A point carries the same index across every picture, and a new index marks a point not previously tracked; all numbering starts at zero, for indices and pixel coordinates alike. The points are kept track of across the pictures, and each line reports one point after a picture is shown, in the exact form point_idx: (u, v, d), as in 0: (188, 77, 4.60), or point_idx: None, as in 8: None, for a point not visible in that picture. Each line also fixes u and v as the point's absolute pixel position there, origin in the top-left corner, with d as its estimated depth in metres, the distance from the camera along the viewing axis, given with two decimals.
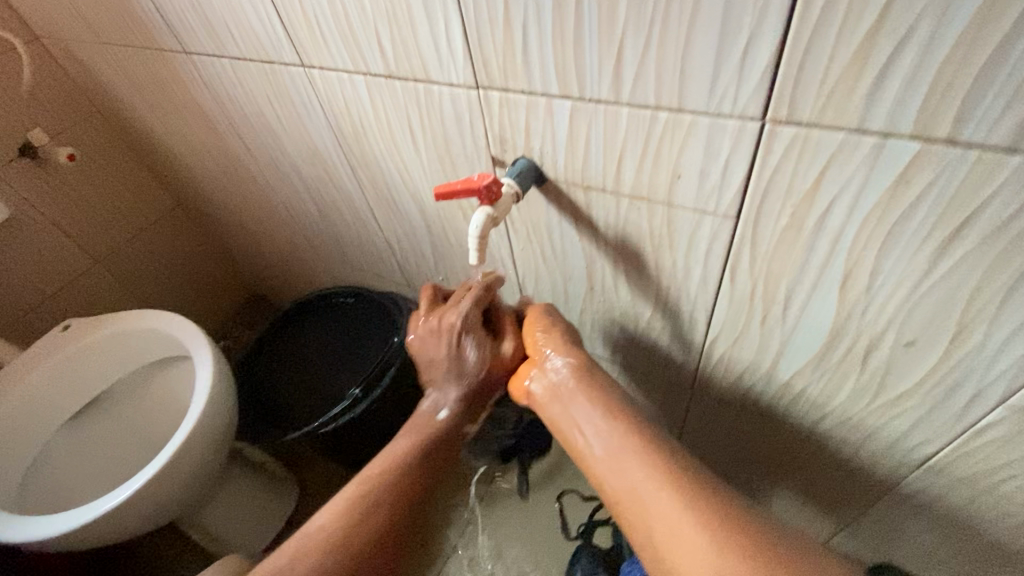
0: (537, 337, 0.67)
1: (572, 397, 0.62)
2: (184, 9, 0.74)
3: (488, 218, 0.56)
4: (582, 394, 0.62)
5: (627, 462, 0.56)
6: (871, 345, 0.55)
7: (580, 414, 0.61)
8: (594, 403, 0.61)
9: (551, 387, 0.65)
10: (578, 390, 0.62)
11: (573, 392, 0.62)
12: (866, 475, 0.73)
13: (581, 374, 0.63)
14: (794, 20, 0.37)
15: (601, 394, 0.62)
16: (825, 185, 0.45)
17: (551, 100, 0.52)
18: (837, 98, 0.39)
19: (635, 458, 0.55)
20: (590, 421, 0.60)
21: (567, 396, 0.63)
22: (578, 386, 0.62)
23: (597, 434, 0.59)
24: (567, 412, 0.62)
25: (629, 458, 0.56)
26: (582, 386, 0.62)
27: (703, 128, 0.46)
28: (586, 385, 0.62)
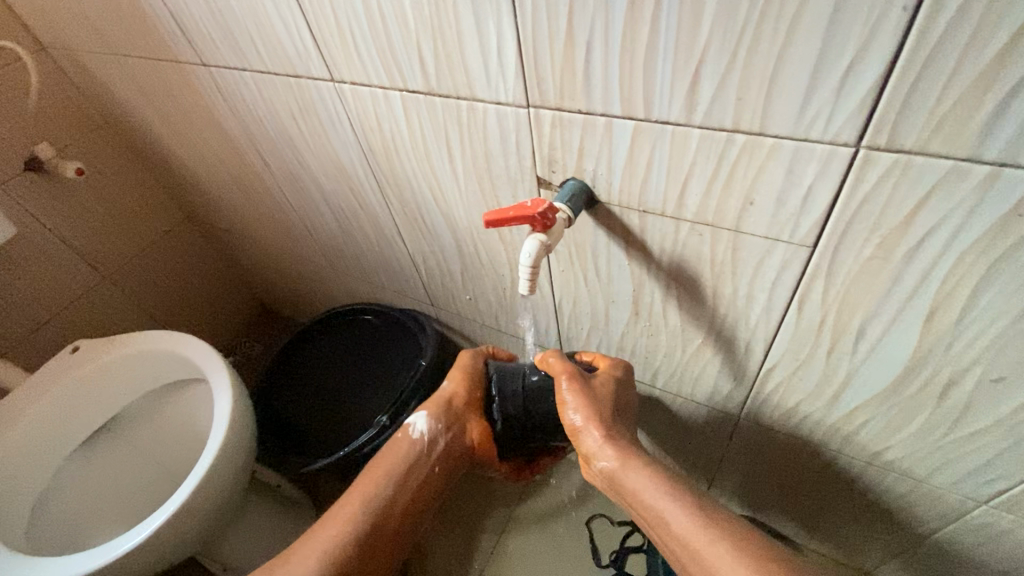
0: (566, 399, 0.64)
1: (621, 476, 0.59)
2: (205, 21, 0.70)
3: (541, 245, 0.52)
4: (633, 470, 0.59)
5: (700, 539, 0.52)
6: (952, 380, 0.52)
7: (643, 494, 0.57)
8: (645, 477, 0.58)
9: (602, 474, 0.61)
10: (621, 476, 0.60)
11: (619, 471, 0.59)
12: (926, 509, 0.69)
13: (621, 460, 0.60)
14: (909, 40, 0.34)
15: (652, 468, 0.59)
16: (923, 214, 0.41)
17: (612, 120, 0.49)
18: (948, 125, 0.36)
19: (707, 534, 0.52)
20: (648, 497, 0.57)
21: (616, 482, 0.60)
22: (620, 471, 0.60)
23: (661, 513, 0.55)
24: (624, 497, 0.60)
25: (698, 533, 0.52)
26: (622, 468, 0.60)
27: (786, 153, 0.43)
28: (631, 461, 0.59)
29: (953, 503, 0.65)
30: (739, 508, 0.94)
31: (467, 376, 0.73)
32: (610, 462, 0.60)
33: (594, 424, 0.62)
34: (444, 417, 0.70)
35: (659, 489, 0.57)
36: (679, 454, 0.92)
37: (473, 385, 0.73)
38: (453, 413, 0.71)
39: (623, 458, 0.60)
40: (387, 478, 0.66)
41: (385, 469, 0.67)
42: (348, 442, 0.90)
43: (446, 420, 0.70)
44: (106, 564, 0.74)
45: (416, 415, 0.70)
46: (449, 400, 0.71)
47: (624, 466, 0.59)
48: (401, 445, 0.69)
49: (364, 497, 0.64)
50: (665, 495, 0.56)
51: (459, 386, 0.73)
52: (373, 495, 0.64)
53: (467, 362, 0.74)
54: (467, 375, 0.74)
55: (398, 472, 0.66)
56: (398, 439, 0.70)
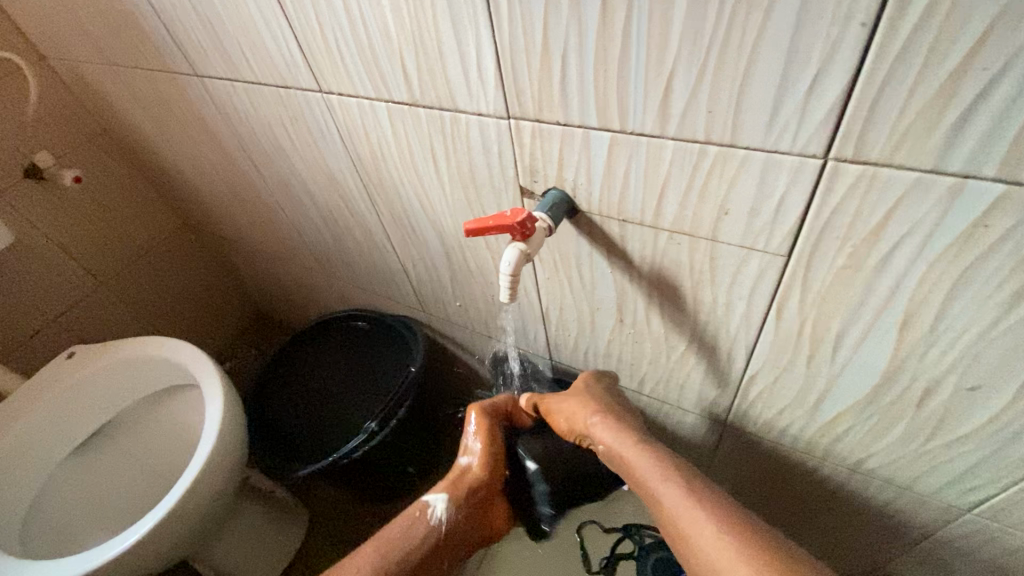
0: (552, 408, 0.72)
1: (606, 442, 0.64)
2: (197, 33, 0.71)
3: (521, 254, 0.53)
4: (616, 437, 0.63)
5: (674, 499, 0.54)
6: (929, 387, 0.52)
7: (625, 460, 0.61)
8: (624, 441, 0.62)
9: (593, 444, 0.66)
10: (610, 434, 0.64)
11: (602, 439, 0.64)
12: (911, 516, 0.69)
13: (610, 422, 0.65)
14: (869, 54, 0.35)
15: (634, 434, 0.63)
16: (892, 224, 0.42)
17: (589, 132, 0.49)
18: (911, 137, 0.37)
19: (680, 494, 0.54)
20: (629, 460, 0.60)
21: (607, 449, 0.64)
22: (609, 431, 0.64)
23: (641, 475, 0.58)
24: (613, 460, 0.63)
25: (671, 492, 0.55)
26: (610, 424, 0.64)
27: (758, 164, 0.43)
28: (612, 426, 0.64)
29: (937, 510, 0.65)
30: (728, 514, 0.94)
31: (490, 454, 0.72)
32: (596, 432, 0.65)
33: (578, 410, 0.68)
34: (466, 498, 0.69)
35: (638, 452, 0.60)
36: None
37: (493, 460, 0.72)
38: (474, 493, 0.70)
39: (605, 426, 0.64)
40: (406, 555, 0.63)
41: (402, 542, 0.64)
42: (339, 447, 0.91)
43: (467, 503, 0.69)
44: (96, 568, 0.74)
45: (436, 496, 0.68)
46: (471, 482, 0.71)
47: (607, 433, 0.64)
48: (419, 523, 0.66)
49: (379, 566, 0.61)
50: (644, 458, 0.59)
51: (481, 463, 0.72)
52: (393, 565, 0.62)
53: (490, 436, 0.73)
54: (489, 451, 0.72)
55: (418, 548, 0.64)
56: (413, 516, 0.67)
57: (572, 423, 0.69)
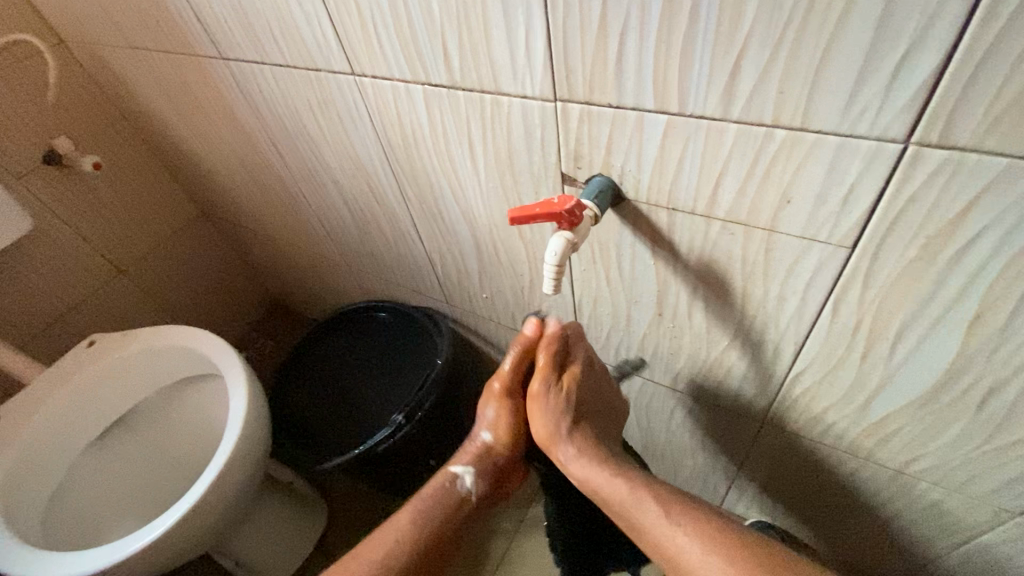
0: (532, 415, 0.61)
1: (606, 488, 0.58)
2: (224, 13, 0.69)
3: (568, 243, 0.51)
4: (612, 474, 0.59)
5: (693, 551, 0.52)
6: (993, 388, 0.50)
7: (627, 508, 0.57)
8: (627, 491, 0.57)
9: (584, 485, 0.60)
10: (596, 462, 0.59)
11: (603, 483, 0.58)
12: (956, 522, 0.67)
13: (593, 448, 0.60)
14: (970, 28, 0.32)
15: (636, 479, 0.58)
16: (973, 215, 0.39)
17: (643, 115, 0.47)
18: (1008, 121, 0.34)
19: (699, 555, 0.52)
20: (631, 510, 0.56)
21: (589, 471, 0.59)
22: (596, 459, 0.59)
23: (646, 525, 0.55)
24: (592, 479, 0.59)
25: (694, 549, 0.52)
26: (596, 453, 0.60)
27: (829, 149, 0.41)
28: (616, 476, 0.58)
29: (987, 515, 0.63)
30: (756, 515, 0.92)
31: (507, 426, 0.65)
32: (593, 474, 0.59)
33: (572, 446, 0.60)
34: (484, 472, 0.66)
35: (644, 501, 0.56)
36: (695, 460, 0.90)
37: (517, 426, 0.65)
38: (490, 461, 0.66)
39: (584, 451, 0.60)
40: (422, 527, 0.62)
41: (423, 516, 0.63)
42: (363, 440, 0.90)
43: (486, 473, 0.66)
44: (121, 560, 0.73)
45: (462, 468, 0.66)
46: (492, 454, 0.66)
47: (609, 480, 0.58)
48: (442, 496, 0.65)
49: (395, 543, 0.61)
50: (651, 511, 0.55)
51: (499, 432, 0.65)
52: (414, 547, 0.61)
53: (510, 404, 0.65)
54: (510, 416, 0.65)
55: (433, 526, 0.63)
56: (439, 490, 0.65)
57: (558, 448, 0.60)
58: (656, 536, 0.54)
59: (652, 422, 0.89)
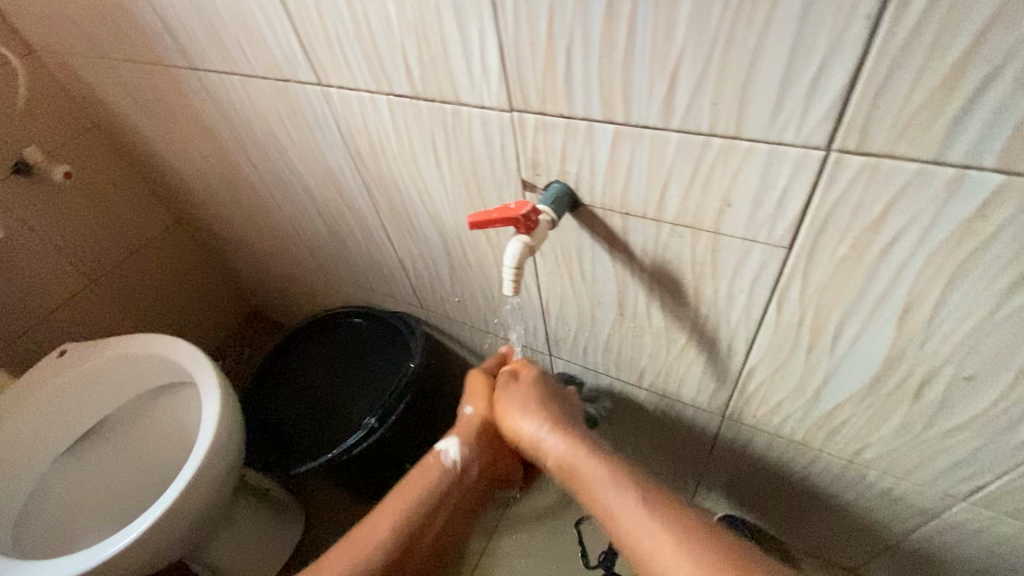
0: (502, 410, 0.65)
1: (567, 460, 0.58)
2: (192, 25, 0.71)
3: (525, 246, 0.53)
4: (585, 455, 0.57)
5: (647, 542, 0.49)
6: (926, 378, 0.53)
7: (588, 485, 0.56)
8: (592, 464, 0.56)
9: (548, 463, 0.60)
10: (569, 452, 0.58)
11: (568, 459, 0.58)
12: (906, 506, 0.70)
13: (568, 440, 0.59)
14: (873, 46, 0.35)
15: (601, 456, 0.57)
16: (892, 216, 0.43)
17: (592, 125, 0.50)
18: (914, 129, 0.37)
19: (656, 528, 0.49)
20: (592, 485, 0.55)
21: (561, 460, 0.59)
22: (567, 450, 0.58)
23: (600, 496, 0.54)
24: (572, 472, 0.58)
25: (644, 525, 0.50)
26: (568, 442, 0.59)
27: (761, 156, 0.44)
28: (579, 447, 0.58)
29: (933, 499, 0.66)
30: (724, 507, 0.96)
31: (496, 401, 0.70)
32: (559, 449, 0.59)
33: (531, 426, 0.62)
34: (478, 443, 0.68)
35: (603, 473, 0.55)
36: (665, 457, 0.93)
37: (499, 402, 0.70)
38: (488, 436, 0.69)
39: (554, 436, 0.60)
40: (419, 503, 0.63)
41: (416, 491, 0.64)
42: (338, 445, 0.90)
43: (479, 445, 0.68)
44: (95, 566, 0.73)
45: (446, 441, 0.68)
46: (481, 426, 0.69)
47: (568, 451, 0.58)
48: (432, 473, 0.66)
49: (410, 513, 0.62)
50: (609, 486, 0.54)
51: (486, 409, 0.69)
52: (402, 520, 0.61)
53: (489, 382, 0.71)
54: (493, 396, 0.70)
55: (430, 500, 0.64)
56: (427, 464, 0.67)
57: (522, 430, 0.63)
58: (614, 506, 0.53)
59: (621, 425, 0.92)
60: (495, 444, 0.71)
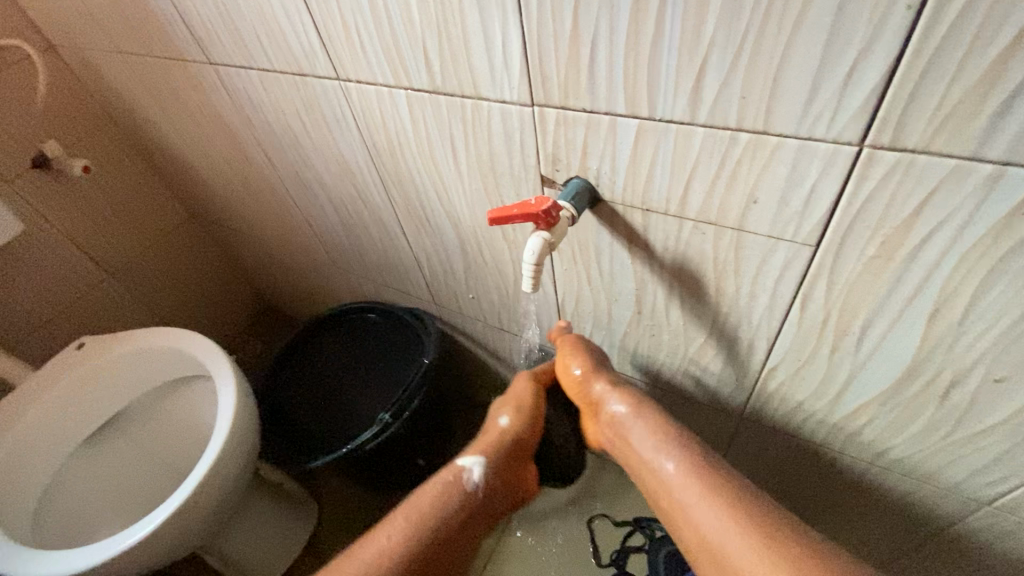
0: (567, 360, 0.69)
1: (632, 426, 0.62)
2: (211, 20, 0.71)
3: (544, 243, 0.52)
4: (654, 424, 0.61)
5: (691, 497, 0.54)
6: (954, 380, 0.52)
7: (646, 451, 0.60)
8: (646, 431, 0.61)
9: (611, 423, 0.65)
10: (638, 417, 0.62)
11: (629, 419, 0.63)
12: (927, 510, 0.69)
13: (638, 407, 0.63)
14: (913, 38, 0.34)
15: (666, 424, 0.61)
16: (925, 214, 0.41)
17: (616, 119, 0.49)
18: (952, 125, 0.36)
19: (719, 507, 0.52)
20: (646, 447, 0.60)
21: (626, 423, 0.63)
22: (637, 414, 0.63)
23: (662, 465, 0.58)
24: (635, 438, 0.61)
25: (689, 484, 0.55)
26: (638, 408, 0.63)
27: (790, 152, 0.43)
28: (643, 411, 0.63)
29: (956, 503, 0.65)
30: None
31: (530, 422, 0.69)
32: (620, 411, 0.64)
33: (598, 385, 0.66)
34: (503, 461, 0.67)
35: (670, 443, 0.59)
36: None
37: (533, 421, 0.69)
38: (513, 455, 0.68)
39: (623, 399, 0.64)
40: (443, 523, 0.61)
41: (439, 510, 0.62)
42: (352, 439, 0.91)
43: (502, 467, 0.67)
44: (111, 559, 0.74)
45: (474, 458, 0.65)
46: (510, 445, 0.67)
47: (635, 416, 0.62)
48: (452, 492, 0.63)
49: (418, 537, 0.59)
50: (672, 450, 0.58)
51: (519, 427, 0.68)
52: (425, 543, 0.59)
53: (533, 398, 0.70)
54: (529, 414, 0.69)
55: (449, 520, 0.62)
56: (451, 480, 0.65)
57: (587, 386, 0.67)
58: (673, 475, 0.56)
59: None
60: (517, 465, 0.69)
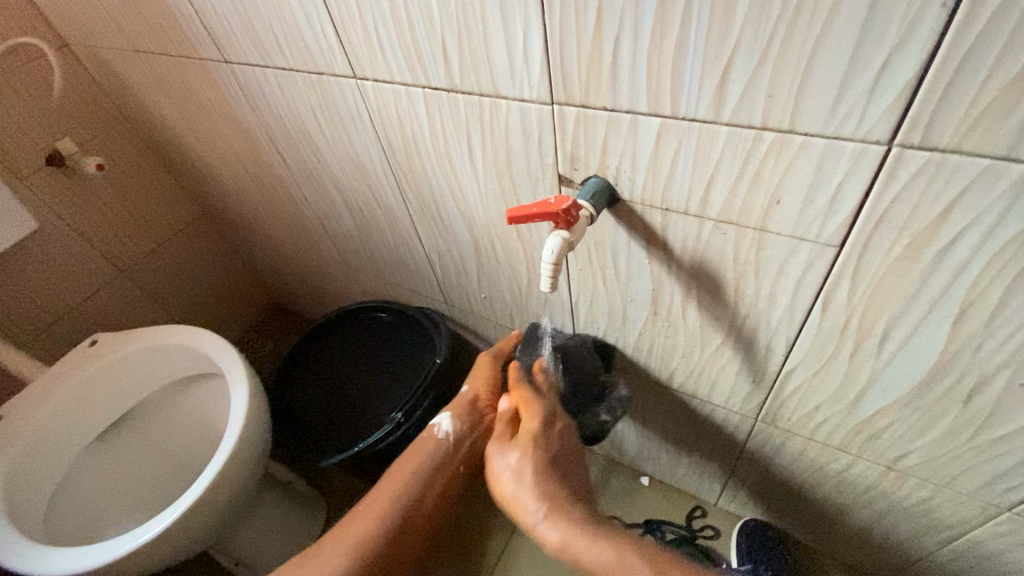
0: (498, 467, 0.59)
1: (575, 552, 0.50)
2: (228, 18, 0.71)
3: (564, 242, 0.52)
4: (597, 544, 0.50)
5: None
6: (979, 384, 0.51)
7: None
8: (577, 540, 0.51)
9: (551, 552, 0.53)
10: (578, 538, 0.51)
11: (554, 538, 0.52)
12: (946, 516, 0.68)
13: (573, 527, 0.51)
14: (947, 35, 0.34)
15: (609, 540, 0.50)
16: (954, 215, 0.41)
17: (637, 118, 0.48)
18: (985, 124, 0.36)
19: None
20: (581, 563, 0.50)
21: (569, 548, 0.51)
22: (575, 536, 0.51)
23: None
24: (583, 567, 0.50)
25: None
26: (575, 529, 0.51)
27: (816, 151, 0.43)
28: (580, 530, 0.51)
29: (976, 510, 0.64)
30: (752, 511, 0.94)
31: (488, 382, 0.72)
32: (546, 527, 0.53)
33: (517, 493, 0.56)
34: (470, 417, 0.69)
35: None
36: (692, 457, 0.92)
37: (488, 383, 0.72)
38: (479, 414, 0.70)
39: (556, 518, 0.53)
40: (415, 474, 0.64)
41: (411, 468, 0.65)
42: (364, 438, 0.91)
43: (472, 424, 0.69)
44: (127, 554, 0.74)
45: (439, 416, 0.69)
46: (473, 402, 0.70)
47: (575, 539, 0.51)
48: (426, 447, 0.67)
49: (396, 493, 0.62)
50: None
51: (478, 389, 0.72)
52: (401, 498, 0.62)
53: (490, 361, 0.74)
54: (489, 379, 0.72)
55: (421, 473, 0.65)
56: (423, 439, 0.68)
57: (518, 504, 0.56)
58: None
59: (647, 424, 0.91)
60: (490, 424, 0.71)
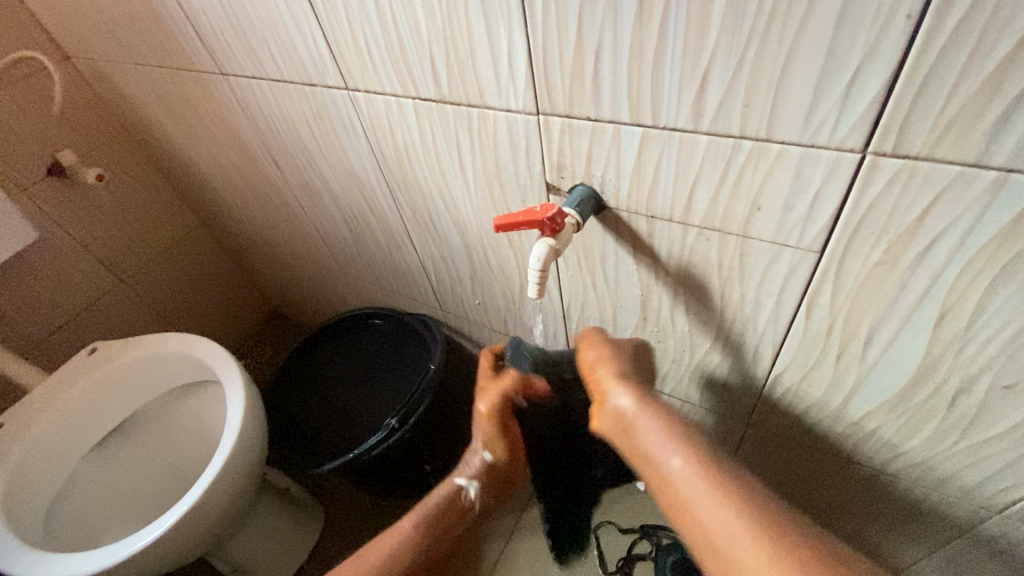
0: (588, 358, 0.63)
1: (636, 420, 0.55)
2: (224, 32, 0.72)
3: (550, 250, 0.53)
4: (660, 420, 0.54)
5: (700, 493, 0.48)
6: (963, 387, 0.52)
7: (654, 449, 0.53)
8: (660, 431, 0.54)
9: (613, 414, 0.58)
10: (647, 414, 0.55)
11: (633, 413, 0.56)
12: (937, 517, 0.68)
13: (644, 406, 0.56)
14: (914, 46, 0.34)
15: (676, 421, 0.54)
16: (930, 220, 0.41)
17: (620, 127, 0.49)
18: (954, 132, 0.37)
19: (733, 511, 0.46)
20: (646, 437, 0.54)
21: (629, 422, 0.56)
22: (642, 412, 0.55)
23: (667, 462, 0.52)
24: (642, 436, 0.54)
25: (693, 477, 0.49)
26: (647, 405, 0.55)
27: (793, 159, 0.43)
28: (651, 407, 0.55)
29: (967, 511, 0.64)
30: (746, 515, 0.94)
31: (505, 442, 0.67)
32: (625, 406, 0.56)
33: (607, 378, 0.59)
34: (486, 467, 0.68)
35: (674, 440, 0.52)
36: None
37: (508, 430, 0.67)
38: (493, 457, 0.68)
39: (632, 393, 0.57)
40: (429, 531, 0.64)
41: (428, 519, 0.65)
42: (359, 444, 0.91)
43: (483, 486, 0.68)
44: (117, 563, 0.74)
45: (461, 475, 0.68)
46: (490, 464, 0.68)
47: (641, 411, 0.55)
48: (437, 514, 0.65)
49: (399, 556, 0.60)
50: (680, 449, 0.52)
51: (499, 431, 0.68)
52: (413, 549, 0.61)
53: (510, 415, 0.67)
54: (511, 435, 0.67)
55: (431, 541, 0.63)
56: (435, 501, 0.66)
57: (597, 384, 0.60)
58: (687, 473, 0.50)
59: None
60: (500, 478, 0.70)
